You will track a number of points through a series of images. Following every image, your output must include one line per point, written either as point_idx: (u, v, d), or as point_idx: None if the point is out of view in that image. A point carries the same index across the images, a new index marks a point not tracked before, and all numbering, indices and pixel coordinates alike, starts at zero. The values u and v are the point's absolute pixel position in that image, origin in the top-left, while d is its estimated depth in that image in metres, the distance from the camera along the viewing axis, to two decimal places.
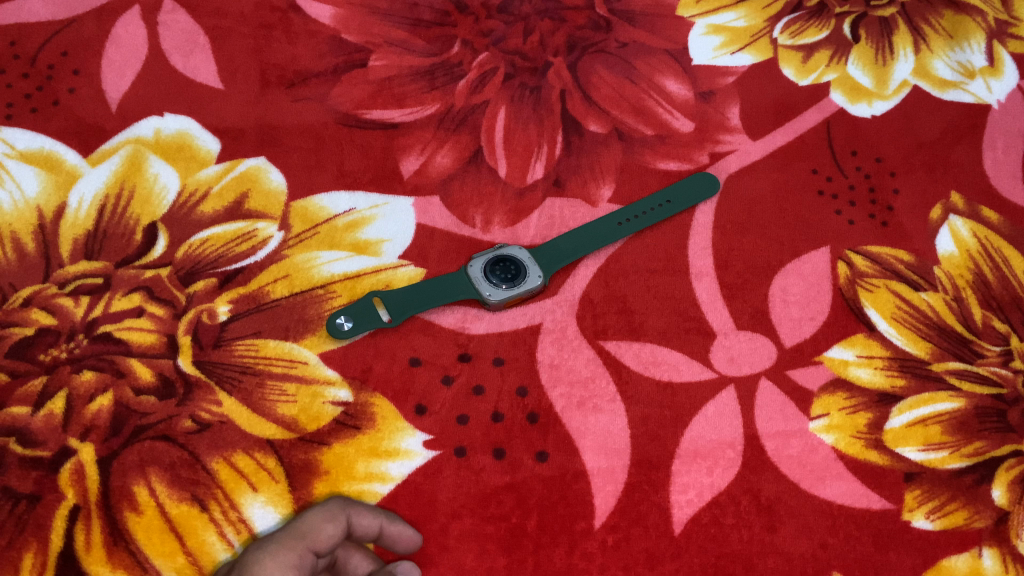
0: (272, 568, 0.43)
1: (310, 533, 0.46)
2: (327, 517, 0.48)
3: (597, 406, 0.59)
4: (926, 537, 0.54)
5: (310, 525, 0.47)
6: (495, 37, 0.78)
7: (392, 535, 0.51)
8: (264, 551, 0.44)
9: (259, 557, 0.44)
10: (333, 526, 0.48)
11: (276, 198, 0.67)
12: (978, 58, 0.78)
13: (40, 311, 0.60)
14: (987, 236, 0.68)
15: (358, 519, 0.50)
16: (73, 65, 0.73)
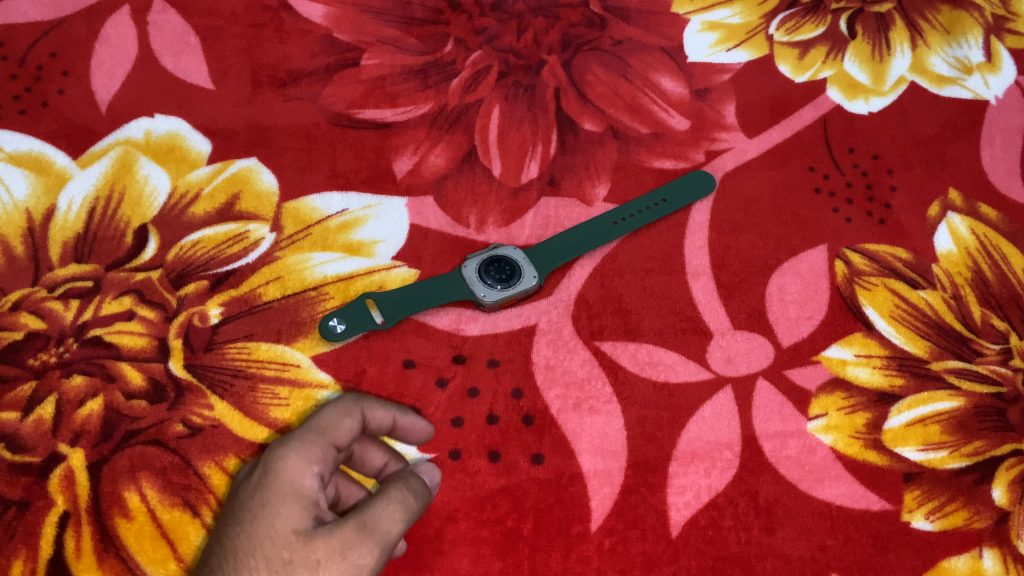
0: (297, 463, 0.45)
1: (330, 429, 0.48)
2: (343, 412, 0.50)
3: (593, 407, 0.58)
4: (926, 539, 0.54)
5: (328, 421, 0.49)
6: (489, 35, 0.77)
7: (405, 426, 0.54)
8: (288, 445, 0.46)
9: (282, 451, 0.45)
10: (350, 422, 0.50)
11: (268, 199, 0.67)
12: (975, 54, 0.78)
13: (29, 315, 0.60)
14: (985, 234, 0.67)
15: (371, 412, 0.52)
16: (62, 66, 0.72)
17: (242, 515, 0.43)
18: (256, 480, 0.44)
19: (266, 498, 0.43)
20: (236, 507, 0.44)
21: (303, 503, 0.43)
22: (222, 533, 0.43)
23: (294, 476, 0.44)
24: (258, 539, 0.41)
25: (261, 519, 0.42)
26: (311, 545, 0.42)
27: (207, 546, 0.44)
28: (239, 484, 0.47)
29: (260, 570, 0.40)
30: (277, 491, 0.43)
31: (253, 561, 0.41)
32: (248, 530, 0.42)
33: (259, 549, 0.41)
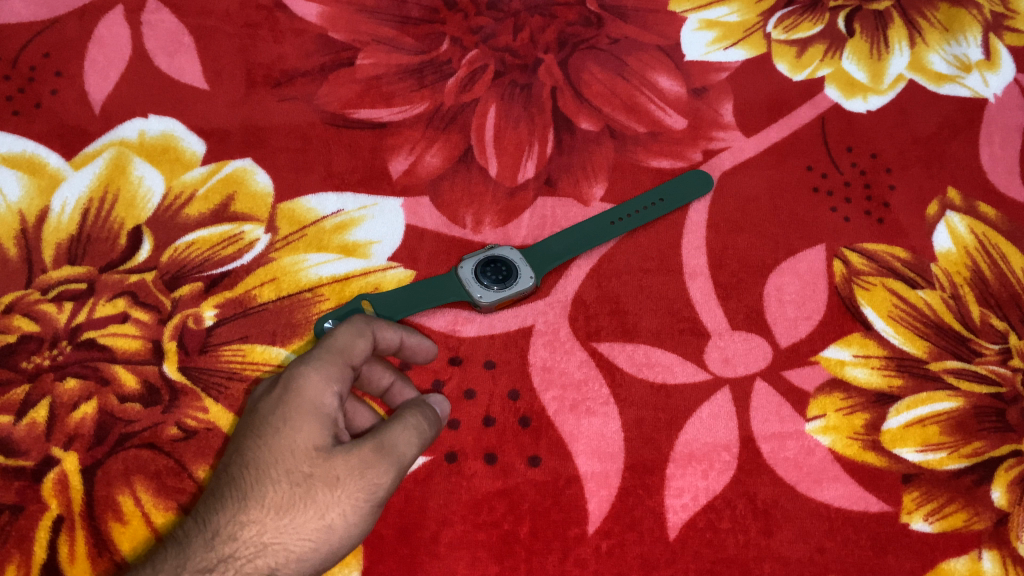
0: (317, 383, 0.47)
1: (346, 349, 0.50)
2: (358, 333, 0.52)
3: (590, 409, 0.58)
4: (925, 540, 0.53)
5: (343, 340, 0.50)
6: (485, 34, 0.77)
7: (411, 345, 0.56)
8: (308, 365, 0.48)
9: (302, 370, 0.48)
10: (364, 343, 0.52)
11: (263, 200, 0.66)
12: (974, 51, 0.77)
13: (23, 317, 0.59)
14: (984, 233, 0.67)
15: (382, 333, 0.54)
16: (55, 67, 0.72)
17: (264, 429, 0.46)
18: (277, 396, 0.47)
19: (287, 414, 0.46)
20: (257, 419, 0.47)
21: (322, 421, 0.47)
22: (242, 443, 0.47)
23: (315, 395, 0.47)
24: (280, 453, 0.45)
25: (283, 434, 0.46)
26: (330, 462, 0.45)
27: (229, 451, 0.48)
28: (258, 396, 0.50)
29: (283, 482, 0.44)
30: (297, 409, 0.46)
31: (276, 472, 0.45)
32: (269, 443, 0.45)
33: (282, 462, 0.45)
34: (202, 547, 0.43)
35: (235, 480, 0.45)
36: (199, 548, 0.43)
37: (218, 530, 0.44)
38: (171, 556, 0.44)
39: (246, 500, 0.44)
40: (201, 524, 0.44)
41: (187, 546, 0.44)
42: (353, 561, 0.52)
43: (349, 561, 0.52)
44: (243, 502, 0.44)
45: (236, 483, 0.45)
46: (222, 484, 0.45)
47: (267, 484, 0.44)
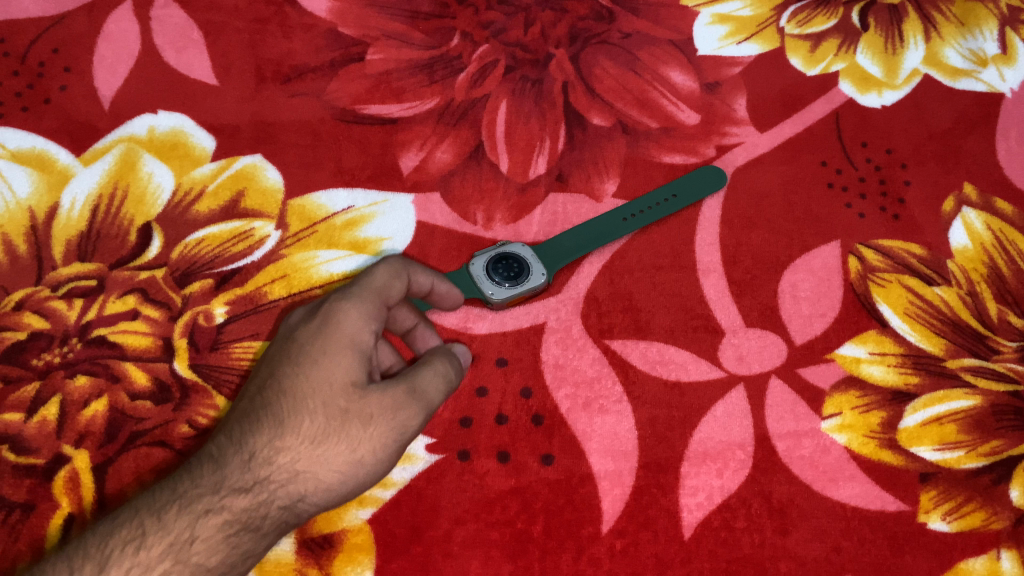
0: (355, 320, 0.48)
1: (383, 289, 0.50)
2: (394, 273, 0.52)
3: (603, 407, 0.57)
4: (943, 540, 0.53)
5: (381, 280, 0.51)
6: (496, 29, 0.76)
7: (440, 293, 0.57)
8: (348, 300, 0.48)
9: (344, 305, 0.48)
10: (400, 284, 0.52)
11: (273, 196, 0.66)
12: (990, 46, 0.76)
13: (33, 314, 0.59)
14: (1001, 229, 0.66)
15: (416, 277, 0.54)
16: (64, 63, 0.72)
17: (301, 359, 0.47)
18: (316, 327, 0.48)
19: (326, 347, 0.47)
20: (295, 348, 0.47)
21: (359, 358, 0.47)
22: (279, 369, 0.47)
23: (353, 331, 0.47)
24: (318, 385, 0.46)
25: (321, 366, 0.46)
26: (365, 399, 0.46)
27: (261, 374, 0.48)
28: (293, 324, 0.50)
29: (319, 412, 0.45)
30: (338, 342, 0.47)
31: (313, 403, 0.45)
32: (308, 373, 0.46)
33: (319, 393, 0.46)
34: (236, 467, 0.44)
35: (271, 405, 0.46)
36: (232, 469, 0.44)
37: (253, 453, 0.45)
38: (203, 472, 0.44)
39: (283, 427, 0.45)
40: (233, 446, 0.45)
41: (220, 465, 0.44)
42: (365, 560, 0.51)
43: (361, 560, 0.51)
44: (280, 428, 0.45)
45: (272, 409, 0.46)
46: (257, 407, 0.46)
47: (304, 413, 0.45)
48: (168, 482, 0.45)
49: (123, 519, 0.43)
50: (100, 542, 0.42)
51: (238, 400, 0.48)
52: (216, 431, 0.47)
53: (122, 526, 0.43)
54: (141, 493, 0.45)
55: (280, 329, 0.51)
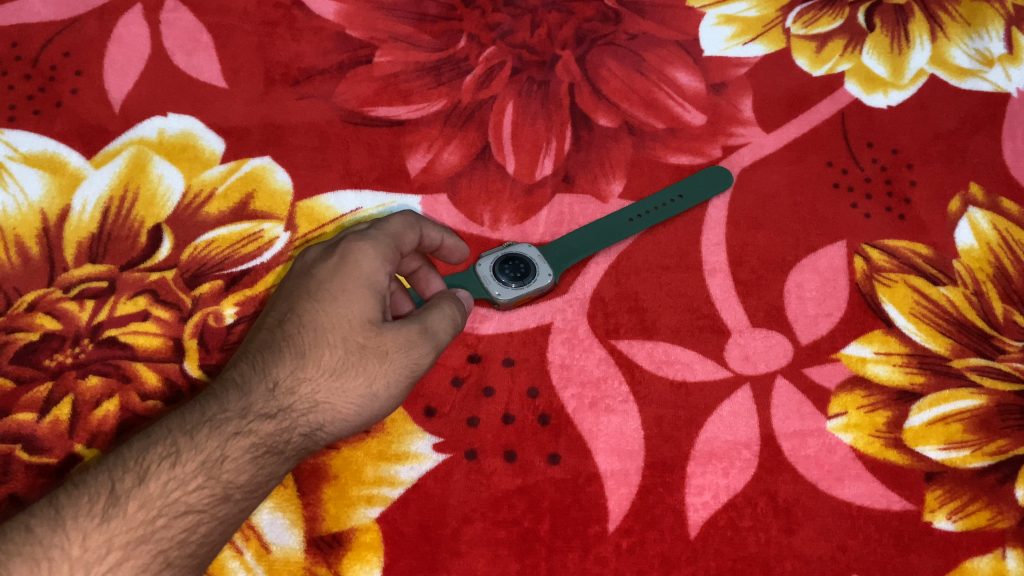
0: (371, 262, 0.52)
1: (397, 236, 0.54)
2: (409, 224, 0.55)
3: (609, 407, 0.58)
4: (948, 539, 0.53)
5: (396, 228, 0.54)
6: (502, 30, 0.77)
7: (449, 247, 0.60)
8: (365, 243, 0.52)
9: (363, 248, 0.52)
10: (412, 236, 0.56)
11: (281, 198, 0.66)
12: (996, 45, 0.76)
13: (45, 316, 0.60)
14: (1007, 229, 0.66)
15: (428, 233, 0.57)
16: (75, 66, 0.72)
17: (321, 295, 0.50)
18: (335, 268, 0.51)
19: (344, 285, 0.51)
20: (314, 286, 0.51)
21: (375, 297, 0.51)
22: (299, 305, 0.50)
23: (370, 272, 0.51)
24: (338, 320, 0.50)
25: (340, 303, 0.50)
26: (381, 336, 0.50)
27: (280, 310, 0.51)
28: (310, 264, 0.53)
29: (339, 347, 0.49)
30: (356, 282, 0.51)
31: (333, 337, 0.49)
32: (327, 310, 0.50)
33: (339, 329, 0.49)
34: (262, 393, 0.47)
35: (293, 339, 0.49)
36: (258, 396, 0.47)
37: (277, 381, 0.48)
38: (229, 396, 0.47)
39: (305, 359, 0.49)
40: (258, 373, 0.48)
41: (246, 391, 0.47)
42: (373, 559, 0.52)
43: (369, 559, 0.52)
44: (302, 360, 0.49)
45: (294, 342, 0.49)
46: (279, 340, 0.49)
47: (324, 346, 0.49)
48: (196, 405, 0.47)
49: (158, 435, 0.46)
50: (139, 455, 0.45)
51: (258, 332, 0.51)
52: (238, 360, 0.50)
53: (157, 443, 0.45)
54: (171, 414, 0.47)
55: (295, 268, 0.54)
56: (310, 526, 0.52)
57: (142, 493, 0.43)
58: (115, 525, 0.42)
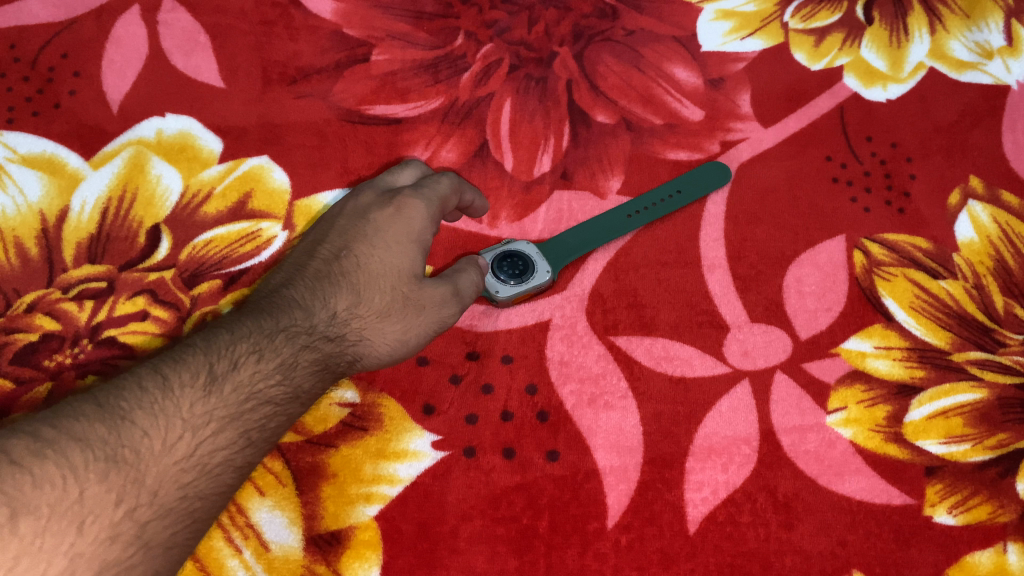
0: (421, 219, 0.56)
1: (443, 198, 0.58)
2: (452, 187, 0.59)
3: (608, 403, 0.58)
4: (949, 533, 0.53)
5: (443, 190, 0.58)
6: (500, 28, 0.76)
7: (476, 207, 0.63)
8: (420, 201, 0.57)
9: (417, 203, 0.56)
10: (455, 200, 0.60)
11: (280, 197, 0.67)
12: (996, 37, 0.76)
13: (44, 316, 0.60)
14: (1007, 222, 0.66)
15: (466, 195, 0.61)
16: (73, 67, 0.73)
17: (377, 241, 0.55)
18: (390, 217, 0.56)
19: (396, 236, 0.55)
20: (370, 230, 0.56)
21: (421, 254, 0.56)
22: (355, 245, 0.55)
23: (419, 229, 0.56)
24: (390, 268, 0.55)
25: (393, 252, 0.55)
26: (422, 290, 0.55)
27: (334, 245, 0.56)
28: (364, 207, 0.58)
29: (387, 292, 0.54)
30: (407, 234, 0.56)
31: (385, 283, 0.54)
32: (381, 257, 0.55)
33: (388, 276, 0.54)
34: (323, 319, 0.52)
35: (349, 275, 0.54)
36: (320, 318, 0.52)
37: (336, 311, 0.52)
38: (297, 313, 0.51)
39: (360, 296, 0.53)
40: (319, 300, 0.52)
41: (311, 313, 0.51)
42: (372, 557, 0.52)
43: (368, 557, 0.52)
44: (356, 296, 0.53)
45: (350, 278, 0.54)
46: (336, 273, 0.54)
47: (375, 291, 0.54)
48: (270, 313, 0.50)
49: (243, 331, 0.48)
50: (228, 345, 0.47)
51: (311, 261, 0.55)
52: (297, 281, 0.53)
53: (243, 339, 0.48)
54: (246, 316, 0.50)
55: (346, 208, 0.59)
56: (309, 524, 0.52)
57: (237, 375, 0.46)
58: (214, 399, 0.44)
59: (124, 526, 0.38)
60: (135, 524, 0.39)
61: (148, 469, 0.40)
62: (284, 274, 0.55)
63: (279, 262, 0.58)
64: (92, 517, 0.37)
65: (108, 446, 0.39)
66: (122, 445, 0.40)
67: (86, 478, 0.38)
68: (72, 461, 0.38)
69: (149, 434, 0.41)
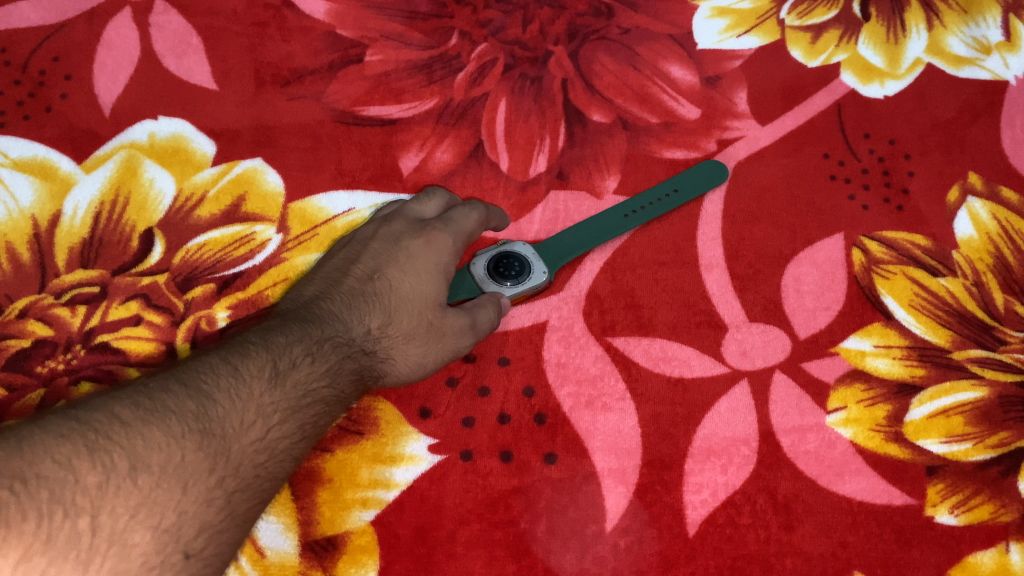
0: (445, 248, 0.58)
1: (466, 228, 0.60)
2: (480, 221, 0.61)
3: (606, 405, 0.57)
4: (951, 533, 0.52)
5: (466, 220, 0.60)
6: (494, 27, 0.76)
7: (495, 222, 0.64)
8: (447, 234, 0.59)
9: (445, 235, 0.59)
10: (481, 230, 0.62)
11: (273, 199, 0.66)
12: (994, 33, 0.75)
13: (36, 322, 0.59)
14: (1006, 218, 0.65)
15: (492, 217, 0.63)
16: (65, 71, 0.72)
17: (408, 267, 0.57)
18: (422, 246, 0.58)
19: (421, 264, 0.57)
20: (402, 256, 0.57)
21: (444, 282, 0.57)
22: (388, 268, 0.57)
23: (443, 258, 0.58)
24: (418, 293, 0.56)
25: (421, 280, 0.57)
26: (446, 316, 0.55)
27: (367, 265, 0.57)
28: (396, 232, 0.59)
29: (415, 315, 0.55)
30: (435, 264, 0.58)
31: (412, 308, 0.55)
32: (411, 282, 0.56)
33: (416, 301, 0.56)
34: (358, 333, 0.53)
35: (382, 297, 0.55)
36: (357, 333, 0.53)
37: (370, 328, 0.54)
38: (337, 326, 0.53)
39: (390, 316, 0.55)
40: (355, 317, 0.54)
41: (348, 329, 0.53)
42: (368, 562, 0.51)
43: (365, 562, 0.51)
44: (388, 317, 0.55)
45: (383, 298, 0.55)
46: (369, 293, 0.55)
47: (404, 314, 0.55)
48: (318, 321, 0.52)
49: (295, 334, 0.50)
50: (285, 344, 0.49)
51: (345, 278, 0.56)
52: (333, 294, 0.55)
53: (297, 341, 0.50)
54: (295, 321, 0.52)
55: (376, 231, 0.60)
56: (305, 530, 0.52)
57: (296, 372, 0.48)
58: (278, 391, 0.46)
59: (217, 492, 0.41)
60: (224, 492, 0.42)
61: (232, 445, 0.43)
62: (318, 287, 0.56)
63: (309, 273, 0.59)
64: (191, 481, 0.40)
65: (199, 420, 0.43)
66: (210, 420, 0.43)
67: (184, 447, 0.41)
68: (172, 431, 0.41)
69: (229, 417, 0.44)
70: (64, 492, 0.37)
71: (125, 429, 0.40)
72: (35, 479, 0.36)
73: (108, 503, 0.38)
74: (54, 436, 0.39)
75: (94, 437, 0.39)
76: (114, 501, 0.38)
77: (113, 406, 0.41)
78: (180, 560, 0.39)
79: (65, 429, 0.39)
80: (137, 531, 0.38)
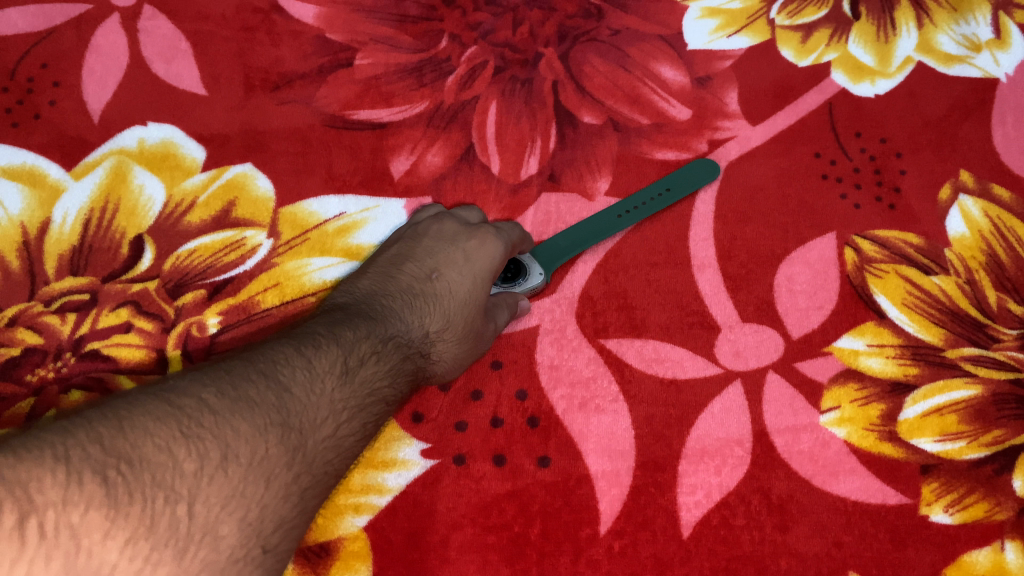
0: (495, 256, 0.57)
1: (512, 242, 0.60)
2: (522, 238, 0.61)
3: (599, 407, 0.57)
4: (945, 532, 0.52)
5: (511, 233, 0.60)
6: (484, 30, 0.76)
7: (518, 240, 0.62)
8: (499, 243, 0.58)
9: (497, 244, 0.58)
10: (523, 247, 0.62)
11: (264, 205, 0.66)
12: (984, 30, 0.75)
13: (26, 330, 0.59)
14: (998, 216, 0.65)
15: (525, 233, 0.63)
16: (53, 77, 0.72)
17: (464, 270, 0.56)
18: (475, 249, 0.57)
19: (476, 269, 0.56)
20: (459, 258, 0.57)
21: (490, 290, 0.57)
22: (446, 270, 0.56)
23: (494, 266, 0.57)
24: (472, 298, 0.55)
25: (474, 285, 0.56)
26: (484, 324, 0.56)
27: (424, 265, 0.56)
28: (450, 233, 0.59)
29: (467, 320, 0.54)
30: (489, 271, 0.57)
31: (467, 313, 0.55)
32: (466, 286, 0.55)
33: (470, 305, 0.55)
34: (417, 335, 0.52)
35: (441, 299, 0.54)
36: (416, 332, 0.52)
37: (428, 330, 0.53)
38: (398, 326, 0.51)
39: (448, 321, 0.54)
40: (415, 316, 0.53)
41: (408, 329, 0.52)
42: (360, 568, 0.51)
43: (357, 568, 0.51)
44: (447, 321, 0.54)
45: (442, 301, 0.54)
46: (429, 294, 0.54)
47: (459, 319, 0.54)
48: (381, 318, 0.51)
49: (362, 330, 0.49)
50: (355, 339, 0.48)
51: (399, 276, 0.55)
52: (390, 292, 0.54)
53: (366, 337, 0.48)
54: (361, 315, 0.50)
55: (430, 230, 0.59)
56: None
57: (364, 370, 0.47)
58: (348, 389, 0.45)
59: (293, 488, 0.40)
60: (299, 488, 0.40)
61: (308, 440, 0.41)
62: (373, 282, 0.55)
63: (358, 269, 0.58)
64: (273, 475, 0.39)
65: (280, 413, 0.41)
66: (291, 413, 0.41)
67: (267, 439, 0.40)
68: (254, 424, 0.40)
69: (306, 411, 0.42)
70: (164, 476, 0.36)
71: (215, 417, 0.39)
72: (139, 461, 0.35)
73: (204, 492, 0.36)
74: (154, 417, 0.37)
75: (188, 422, 0.38)
76: (209, 489, 0.36)
77: (199, 391, 0.40)
78: (259, 555, 0.37)
79: (161, 412, 0.38)
80: (227, 521, 0.36)
